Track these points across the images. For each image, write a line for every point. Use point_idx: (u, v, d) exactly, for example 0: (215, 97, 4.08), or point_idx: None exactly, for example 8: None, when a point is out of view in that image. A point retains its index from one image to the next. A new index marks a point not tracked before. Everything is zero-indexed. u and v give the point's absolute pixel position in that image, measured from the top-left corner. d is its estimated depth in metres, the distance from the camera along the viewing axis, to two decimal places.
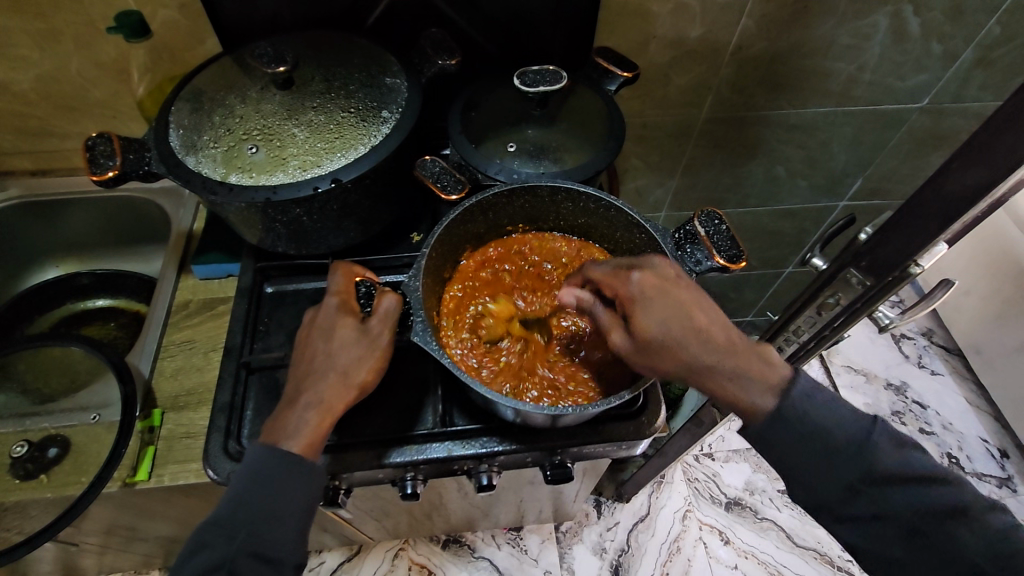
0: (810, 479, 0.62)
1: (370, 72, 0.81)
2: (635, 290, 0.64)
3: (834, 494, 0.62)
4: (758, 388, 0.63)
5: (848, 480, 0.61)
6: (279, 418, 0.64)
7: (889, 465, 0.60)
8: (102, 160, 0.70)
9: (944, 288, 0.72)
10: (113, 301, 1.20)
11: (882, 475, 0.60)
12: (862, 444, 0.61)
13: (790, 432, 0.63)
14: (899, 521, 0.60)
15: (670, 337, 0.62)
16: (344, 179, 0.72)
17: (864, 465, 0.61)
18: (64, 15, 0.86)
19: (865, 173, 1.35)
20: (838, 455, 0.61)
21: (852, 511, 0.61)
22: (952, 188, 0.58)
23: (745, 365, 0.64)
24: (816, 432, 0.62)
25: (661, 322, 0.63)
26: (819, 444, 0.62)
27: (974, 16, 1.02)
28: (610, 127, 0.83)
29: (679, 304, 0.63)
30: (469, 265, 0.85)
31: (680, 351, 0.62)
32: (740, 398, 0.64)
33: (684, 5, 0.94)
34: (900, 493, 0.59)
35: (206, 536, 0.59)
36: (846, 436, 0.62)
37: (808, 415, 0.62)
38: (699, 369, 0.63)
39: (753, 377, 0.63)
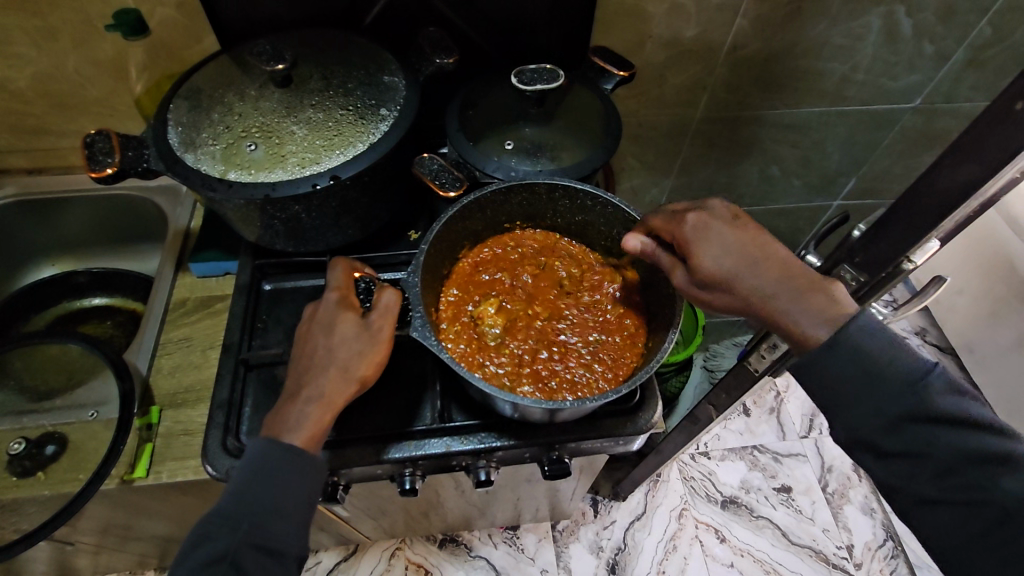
0: (851, 413, 0.59)
1: (368, 70, 0.81)
2: (688, 229, 0.67)
3: (877, 430, 0.58)
4: (815, 318, 0.60)
5: (892, 412, 0.57)
6: (280, 412, 0.64)
7: (941, 402, 0.56)
8: (101, 157, 0.70)
9: (936, 284, 0.73)
10: (109, 300, 1.19)
11: (931, 412, 0.56)
12: (915, 379, 0.57)
13: (839, 364, 0.59)
14: (935, 461, 0.56)
15: (721, 270, 0.65)
16: (343, 176, 0.72)
17: (915, 402, 0.56)
18: (62, 13, 0.86)
19: (859, 172, 1.36)
20: (887, 388, 0.57)
21: (892, 447, 0.58)
22: (942, 185, 0.58)
23: (802, 296, 0.62)
24: (865, 362, 0.58)
25: (714, 254, 0.65)
26: (866, 376, 0.58)
27: (965, 17, 1.03)
28: (606, 125, 0.84)
29: (732, 238, 0.66)
30: (467, 264, 0.85)
31: (733, 280, 0.64)
32: (801, 329, 0.61)
33: (680, 5, 0.95)
34: (947, 433, 0.56)
35: (208, 528, 0.59)
36: (901, 370, 0.57)
37: (861, 348, 0.58)
38: (753, 299, 0.64)
39: (808, 307, 0.61)
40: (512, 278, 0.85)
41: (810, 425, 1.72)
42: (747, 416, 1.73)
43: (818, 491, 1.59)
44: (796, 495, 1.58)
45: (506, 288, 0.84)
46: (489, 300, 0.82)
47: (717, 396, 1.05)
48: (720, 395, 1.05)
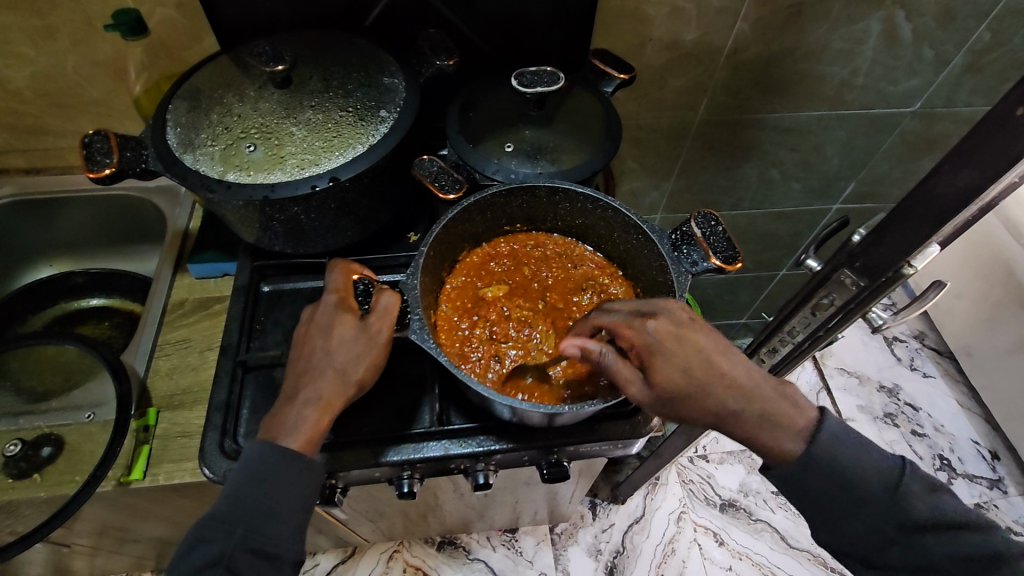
0: (839, 524, 0.62)
1: (368, 72, 0.81)
2: (654, 341, 0.63)
3: (869, 543, 0.62)
4: (781, 439, 0.63)
5: (884, 528, 0.61)
6: (278, 414, 0.64)
7: (925, 512, 0.59)
8: (99, 157, 0.70)
9: (936, 289, 0.73)
10: (107, 300, 1.19)
11: (920, 522, 0.59)
12: (894, 493, 0.61)
13: (821, 484, 0.62)
14: (936, 571, 0.59)
15: (689, 390, 0.62)
16: (342, 177, 0.72)
17: (898, 514, 0.60)
18: (61, 13, 0.86)
19: (858, 176, 1.36)
20: (870, 502, 0.61)
21: (890, 560, 0.61)
22: (942, 190, 0.58)
23: (772, 410, 0.63)
24: (845, 475, 0.61)
25: (682, 372, 0.62)
26: (849, 493, 0.61)
27: (964, 21, 1.03)
28: (607, 128, 0.84)
29: (697, 353, 0.63)
30: (477, 258, 0.86)
31: (704, 399, 0.63)
32: (759, 446, 0.64)
33: (680, 8, 0.95)
34: (938, 542, 0.59)
35: (203, 532, 0.59)
36: (880, 484, 0.61)
37: (836, 463, 0.62)
38: (718, 416, 0.64)
39: (780, 424, 0.63)
40: (523, 275, 0.85)
41: None
42: None
43: None
44: (795, 499, 1.58)
45: (515, 285, 0.84)
46: (493, 295, 0.82)
47: None
48: None
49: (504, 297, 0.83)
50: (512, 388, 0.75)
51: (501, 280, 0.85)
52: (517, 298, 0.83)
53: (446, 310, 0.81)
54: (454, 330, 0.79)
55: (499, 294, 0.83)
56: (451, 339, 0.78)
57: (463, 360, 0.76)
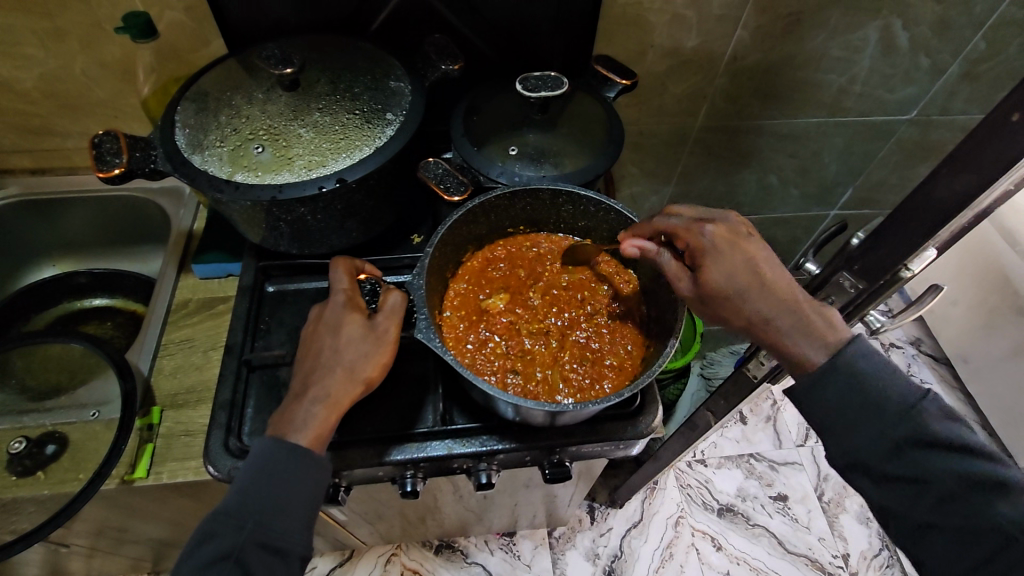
0: (850, 434, 0.61)
1: (375, 75, 0.82)
2: (705, 240, 0.67)
3: (874, 454, 0.60)
4: (808, 349, 0.63)
5: (894, 435, 0.59)
6: (286, 412, 0.65)
7: (939, 430, 0.58)
8: (109, 157, 0.70)
9: (933, 292, 0.74)
10: (110, 301, 1.19)
11: (931, 437, 0.58)
12: (912, 405, 0.59)
13: (838, 392, 0.61)
14: (936, 487, 0.57)
15: (731, 286, 0.65)
16: (349, 179, 0.73)
17: (911, 425, 0.58)
18: (71, 15, 0.87)
19: (856, 182, 1.38)
20: (885, 414, 0.59)
21: (890, 472, 0.59)
22: (940, 194, 0.60)
23: (804, 321, 0.64)
24: (864, 383, 0.60)
25: (725, 271, 0.65)
26: (864, 403, 0.60)
27: (960, 31, 1.05)
28: (610, 133, 0.85)
29: (745, 256, 0.66)
30: (476, 263, 0.86)
31: (740, 298, 0.65)
32: (787, 353, 0.64)
33: (681, 15, 0.96)
34: (946, 460, 0.57)
35: (214, 526, 0.59)
36: (898, 397, 0.59)
37: (859, 376, 0.61)
38: (754, 317, 0.65)
39: (808, 333, 0.63)
40: (520, 277, 0.86)
41: (806, 433, 1.72)
42: (744, 424, 1.73)
43: (814, 499, 1.60)
44: (792, 504, 1.58)
45: (516, 287, 0.85)
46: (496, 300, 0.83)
47: (716, 402, 1.06)
48: (719, 402, 1.05)
49: (506, 301, 0.83)
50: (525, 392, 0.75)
51: (500, 285, 0.85)
52: (519, 301, 0.83)
53: (450, 318, 0.81)
54: (461, 337, 0.80)
55: (501, 300, 0.83)
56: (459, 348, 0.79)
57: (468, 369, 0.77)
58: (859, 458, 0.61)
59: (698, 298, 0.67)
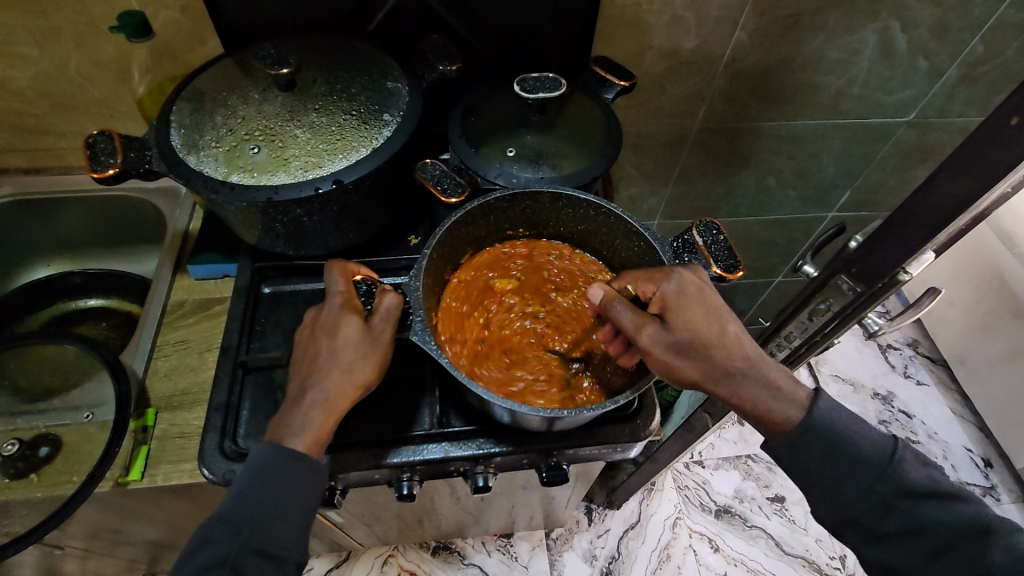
0: (843, 492, 0.65)
1: (372, 76, 0.81)
2: (673, 287, 0.66)
3: (865, 511, 0.64)
4: (780, 406, 0.67)
5: (880, 491, 0.64)
6: (283, 416, 0.64)
7: (917, 479, 0.63)
8: (104, 157, 0.70)
9: (931, 295, 0.74)
10: (105, 301, 1.19)
11: (913, 490, 0.63)
12: (890, 460, 0.64)
13: (818, 450, 0.66)
14: (928, 537, 0.62)
15: (697, 339, 0.66)
16: (345, 180, 0.72)
17: (894, 479, 0.63)
18: (66, 14, 0.86)
19: (853, 184, 1.38)
20: (868, 470, 0.64)
21: (884, 528, 0.64)
22: (937, 198, 0.60)
23: (772, 379, 0.67)
24: (842, 442, 0.65)
25: (694, 321, 0.66)
26: (845, 460, 0.65)
27: (959, 33, 1.05)
28: (607, 135, 0.85)
29: (710, 307, 0.67)
30: (501, 250, 0.88)
31: (709, 353, 0.66)
32: (757, 410, 0.68)
33: (680, 17, 0.96)
34: (931, 509, 0.62)
35: (210, 532, 0.59)
36: (877, 451, 0.65)
37: (835, 432, 0.66)
38: (718, 374, 0.67)
39: (779, 392, 0.67)
40: (535, 282, 0.87)
41: None
42: (741, 425, 1.73)
43: None
44: (789, 505, 1.58)
45: (526, 292, 0.86)
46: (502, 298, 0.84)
47: (713, 404, 1.06)
48: (716, 404, 1.05)
49: (516, 298, 0.85)
50: (495, 390, 0.76)
51: (512, 283, 0.86)
52: (528, 300, 0.85)
53: (455, 296, 0.83)
54: (458, 322, 0.81)
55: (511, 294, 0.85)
56: (453, 330, 0.80)
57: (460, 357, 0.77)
58: (853, 515, 0.65)
59: (666, 346, 0.65)
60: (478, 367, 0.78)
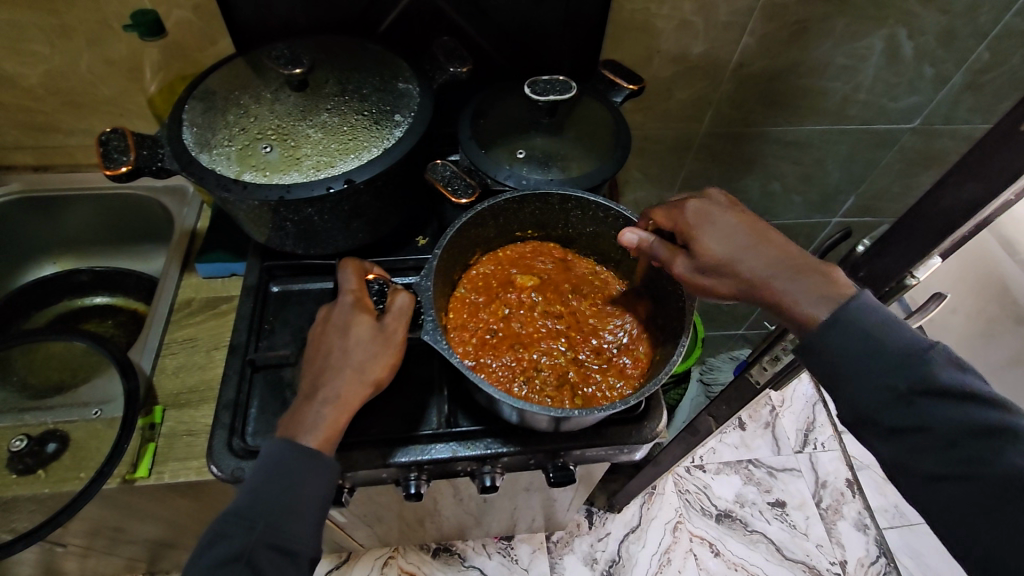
0: (861, 386, 0.57)
1: (384, 77, 0.82)
2: (690, 214, 0.68)
3: (879, 405, 0.57)
4: (811, 305, 0.61)
5: (898, 387, 0.56)
6: (295, 413, 0.64)
7: (943, 377, 0.55)
8: (116, 155, 0.70)
9: (937, 300, 0.75)
10: (111, 299, 1.19)
11: (935, 386, 0.54)
12: (918, 353, 0.56)
13: (845, 341, 0.59)
14: (942, 434, 0.54)
15: (721, 250, 0.66)
16: (357, 180, 0.73)
17: (917, 372, 0.55)
18: (80, 13, 0.87)
19: (857, 190, 1.39)
20: (888, 361, 0.57)
21: (893, 422, 0.56)
22: (946, 203, 0.60)
23: (806, 277, 0.62)
24: (867, 332, 0.58)
25: (718, 240, 0.66)
26: (863, 354, 0.58)
27: (964, 41, 1.06)
28: (616, 137, 0.85)
29: (732, 224, 0.67)
30: (522, 250, 0.89)
31: (735, 265, 0.65)
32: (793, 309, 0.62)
33: (688, 22, 0.97)
34: (952, 408, 0.54)
35: (225, 527, 0.59)
36: (903, 345, 0.57)
37: (862, 327, 0.58)
38: (751, 276, 0.64)
39: (810, 289, 0.61)
40: (556, 283, 0.86)
41: (804, 439, 1.73)
42: (743, 430, 1.73)
43: (812, 506, 1.60)
44: (790, 510, 1.58)
45: (547, 290, 0.85)
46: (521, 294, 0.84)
47: (717, 407, 1.06)
48: (721, 407, 1.05)
49: (536, 290, 0.85)
50: (497, 380, 0.76)
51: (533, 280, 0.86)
52: (547, 294, 0.85)
53: (471, 288, 0.85)
54: (471, 314, 0.82)
55: (531, 285, 0.85)
56: (465, 321, 0.81)
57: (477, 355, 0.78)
58: (869, 411, 0.57)
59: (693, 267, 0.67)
60: (485, 354, 0.78)
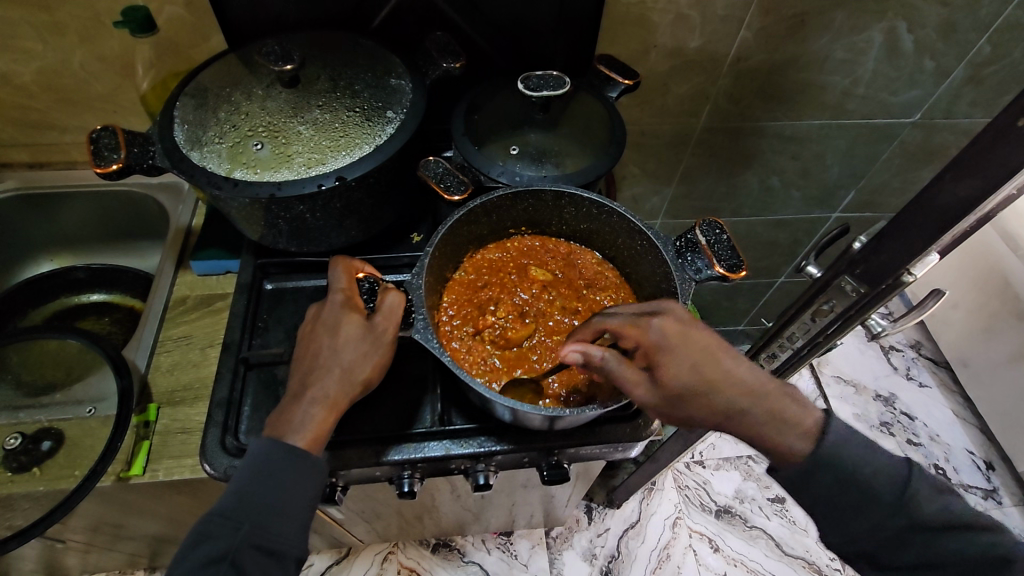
0: (855, 529, 0.62)
1: (376, 73, 0.81)
2: (659, 339, 0.64)
3: (877, 544, 0.62)
4: (790, 437, 0.63)
5: (892, 528, 0.61)
6: (284, 412, 0.64)
7: (932, 515, 0.59)
8: (107, 152, 0.70)
9: (935, 297, 0.73)
10: (107, 296, 1.19)
11: (926, 525, 0.59)
12: (902, 495, 0.60)
13: (827, 485, 0.62)
14: (943, 570, 0.59)
15: (695, 382, 0.63)
16: (348, 177, 0.72)
17: (907, 513, 0.60)
18: (70, 9, 0.86)
19: (857, 185, 1.38)
20: (879, 505, 0.61)
21: (896, 560, 0.61)
22: (943, 200, 0.59)
23: (778, 408, 0.64)
24: (850, 476, 0.61)
25: (683, 374, 0.63)
26: (858, 499, 0.62)
27: (965, 34, 1.05)
28: (611, 133, 0.85)
29: (698, 353, 0.64)
30: (536, 244, 0.88)
31: (706, 400, 0.64)
32: (772, 442, 0.63)
33: (685, 16, 0.96)
34: (949, 543, 0.58)
35: (209, 527, 0.59)
36: (886, 485, 0.61)
37: (841, 466, 0.62)
38: (726, 407, 0.64)
39: (787, 423, 0.63)
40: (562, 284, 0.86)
41: None
42: None
43: None
44: (790, 506, 1.58)
45: (550, 287, 0.85)
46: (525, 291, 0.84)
47: None
48: None
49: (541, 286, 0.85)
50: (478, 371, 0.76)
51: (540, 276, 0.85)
52: (558, 292, 0.85)
53: (474, 271, 0.85)
54: (472, 296, 0.83)
55: (543, 278, 0.85)
56: (464, 305, 0.82)
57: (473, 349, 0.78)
58: (866, 548, 0.63)
59: (665, 399, 0.64)
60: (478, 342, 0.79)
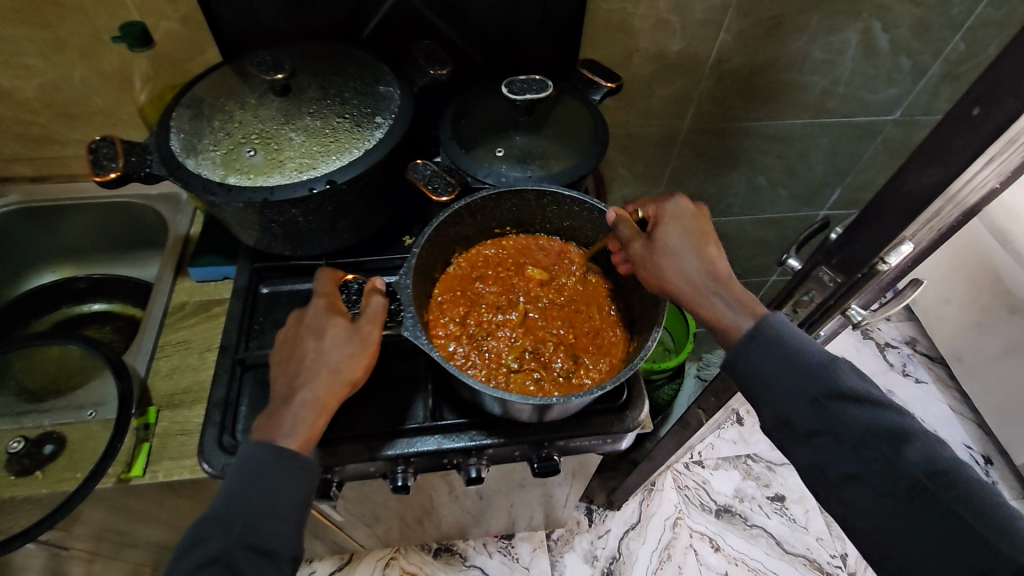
0: (778, 396, 0.63)
1: (365, 81, 0.84)
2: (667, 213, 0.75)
3: (798, 411, 0.61)
4: (733, 316, 0.67)
5: (810, 391, 0.61)
6: (273, 416, 0.66)
7: (849, 385, 0.60)
8: (106, 162, 0.73)
9: (912, 286, 0.76)
10: (109, 306, 1.21)
11: (843, 392, 0.60)
12: (824, 363, 0.62)
13: (761, 353, 0.64)
14: (848, 437, 0.59)
15: (677, 249, 0.72)
16: (338, 180, 0.75)
17: (826, 380, 0.61)
18: (70, 26, 0.90)
19: (844, 182, 1.40)
20: (800, 368, 0.62)
21: (807, 425, 0.61)
22: (909, 188, 0.61)
23: (733, 292, 0.68)
24: (787, 342, 0.63)
25: (674, 237, 0.72)
26: (788, 367, 0.62)
27: (940, 32, 1.08)
28: (594, 134, 0.87)
29: (692, 231, 0.73)
30: (529, 243, 0.91)
31: (681, 262, 0.71)
32: (715, 316, 0.68)
33: (665, 20, 0.99)
34: (854, 409, 0.59)
35: (203, 530, 0.61)
36: (814, 357, 0.62)
37: (778, 338, 0.64)
38: (696, 274, 0.70)
39: (736, 304, 0.67)
40: (554, 282, 0.87)
41: None
42: (741, 426, 1.75)
43: (811, 499, 1.60)
44: (790, 504, 1.59)
45: (541, 283, 0.87)
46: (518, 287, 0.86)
47: (705, 400, 1.07)
48: (710, 399, 1.06)
49: (535, 281, 0.87)
50: (467, 367, 0.77)
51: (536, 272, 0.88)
52: (549, 289, 0.86)
53: (469, 265, 0.88)
54: (466, 288, 0.86)
55: (540, 276, 0.87)
56: (454, 301, 0.84)
57: (459, 341, 0.80)
58: (790, 415, 0.62)
59: (652, 249, 0.72)
60: (468, 331, 0.81)
